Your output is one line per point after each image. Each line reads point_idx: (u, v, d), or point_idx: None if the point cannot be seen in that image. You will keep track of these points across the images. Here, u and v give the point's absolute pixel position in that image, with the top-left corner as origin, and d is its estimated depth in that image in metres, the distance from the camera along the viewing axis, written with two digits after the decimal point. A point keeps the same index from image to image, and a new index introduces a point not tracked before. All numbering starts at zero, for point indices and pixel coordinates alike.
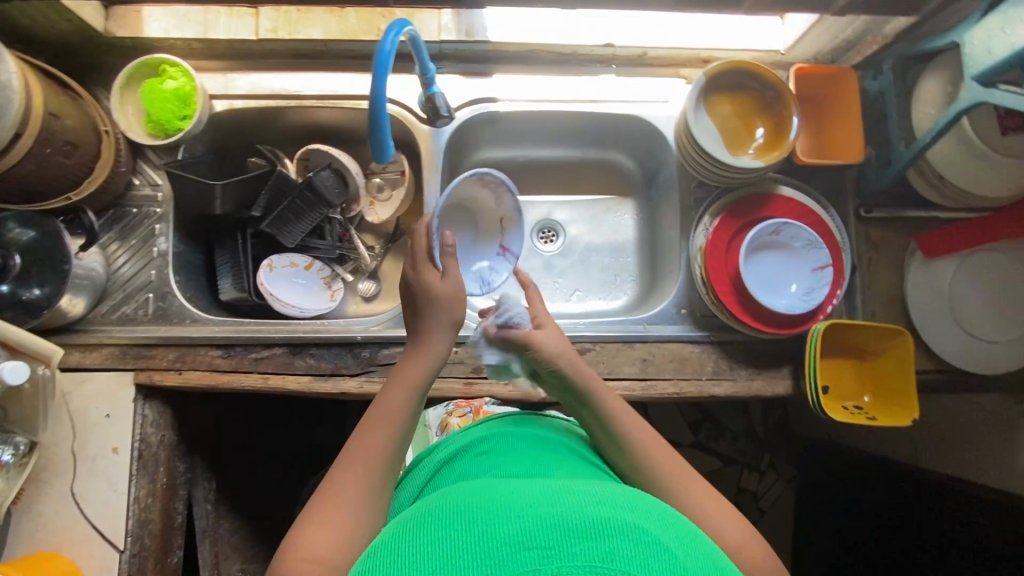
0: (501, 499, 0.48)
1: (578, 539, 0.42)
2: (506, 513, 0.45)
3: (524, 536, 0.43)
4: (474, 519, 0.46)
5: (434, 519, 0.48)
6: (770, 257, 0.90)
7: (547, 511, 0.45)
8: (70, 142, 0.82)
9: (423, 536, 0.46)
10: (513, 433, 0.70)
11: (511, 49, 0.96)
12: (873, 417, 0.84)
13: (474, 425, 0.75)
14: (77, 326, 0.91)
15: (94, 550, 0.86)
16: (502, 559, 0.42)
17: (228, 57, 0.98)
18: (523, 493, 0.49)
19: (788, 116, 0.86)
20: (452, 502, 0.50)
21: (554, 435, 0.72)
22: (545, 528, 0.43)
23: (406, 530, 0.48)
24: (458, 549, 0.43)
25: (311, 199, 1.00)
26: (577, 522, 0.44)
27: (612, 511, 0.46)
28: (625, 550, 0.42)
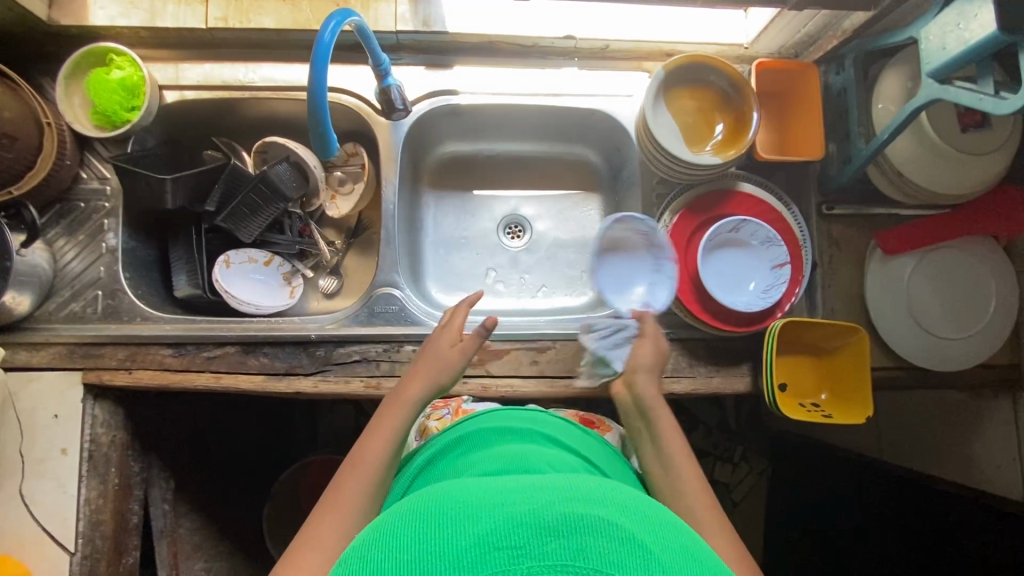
0: (471, 497, 0.47)
1: (549, 537, 0.41)
2: (477, 513, 0.44)
3: (493, 535, 0.42)
4: (447, 520, 0.44)
5: (407, 521, 0.46)
6: (729, 255, 0.90)
7: (520, 510, 0.44)
8: (7, 135, 0.79)
9: (390, 538, 0.44)
10: (492, 433, 0.72)
11: (470, 40, 0.94)
12: (829, 414, 0.84)
13: (452, 427, 0.77)
14: (23, 325, 0.89)
15: (46, 552, 0.85)
16: (473, 562, 0.40)
17: (178, 46, 0.95)
18: (494, 491, 0.48)
19: (747, 112, 0.85)
20: (423, 502, 0.48)
21: (531, 428, 0.74)
22: (515, 527, 0.42)
23: (374, 532, 0.46)
24: (426, 551, 0.42)
25: (266, 193, 0.97)
26: (547, 519, 0.42)
27: (585, 506, 0.44)
28: (599, 547, 0.40)
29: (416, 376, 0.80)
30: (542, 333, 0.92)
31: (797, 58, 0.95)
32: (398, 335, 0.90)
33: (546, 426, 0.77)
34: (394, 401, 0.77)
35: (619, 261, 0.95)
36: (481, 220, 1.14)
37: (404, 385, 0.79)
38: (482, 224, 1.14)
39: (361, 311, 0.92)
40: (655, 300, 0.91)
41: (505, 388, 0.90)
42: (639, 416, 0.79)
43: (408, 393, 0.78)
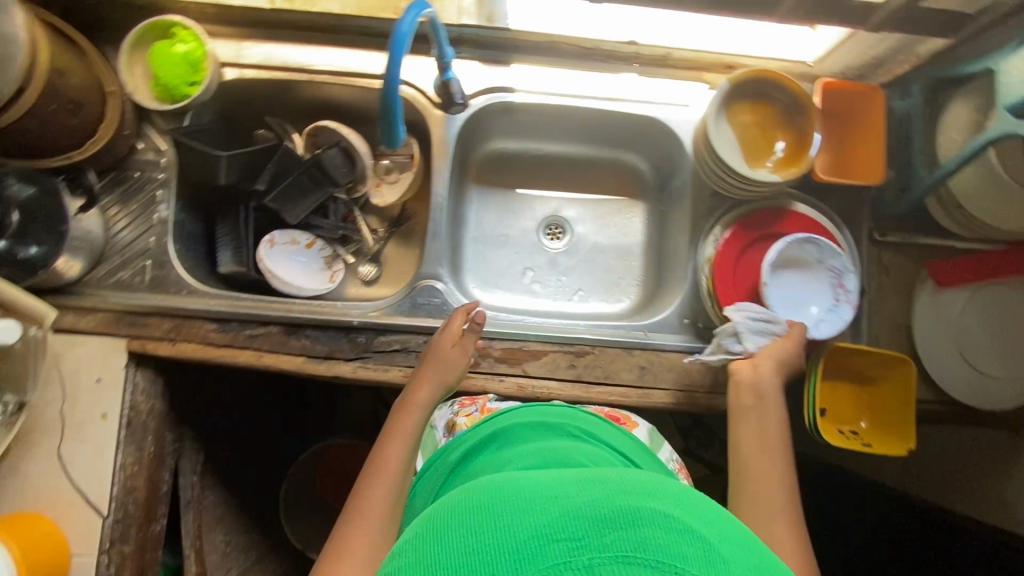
0: (521, 489, 0.46)
1: (607, 529, 0.40)
2: (530, 505, 0.43)
3: (549, 527, 0.41)
4: (498, 515, 0.44)
5: (455, 518, 0.45)
6: (804, 276, 0.86)
7: (571, 502, 0.43)
8: (73, 100, 0.79)
9: (444, 536, 0.44)
10: (527, 431, 0.72)
11: (531, 39, 0.94)
12: (868, 444, 0.83)
13: (483, 423, 0.78)
14: (72, 289, 0.90)
15: (79, 514, 0.87)
16: (531, 554, 0.39)
17: (241, 24, 0.95)
18: (543, 483, 0.47)
19: (810, 131, 0.84)
20: (470, 496, 0.48)
21: (562, 422, 0.75)
22: (569, 520, 0.41)
23: (426, 530, 0.46)
24: (482, 546, 0.41)
25: (318, 176, 0.98)
26: (603, 512, 0.41)
27: (641, 500, 0.44)
28: (657, 539, 0.40)
29: (423, 380, 0.82)
30: (581, 338, 0.92)
31: (862, 80, 0.93)
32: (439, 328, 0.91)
33: (583, 424, 0.77)
34: (405, 407, 0.81)
35: (792, 283, 0.86)
36: (522, 219, 1.13)
37: (412, 390, 0.82)
38: (523, 223, 1.13)
39: (404, 302, 0.93)
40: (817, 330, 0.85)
41: (541, 390, 0.89)
42: (750, 398, 0.80)
43: (419, 397, 0.81)
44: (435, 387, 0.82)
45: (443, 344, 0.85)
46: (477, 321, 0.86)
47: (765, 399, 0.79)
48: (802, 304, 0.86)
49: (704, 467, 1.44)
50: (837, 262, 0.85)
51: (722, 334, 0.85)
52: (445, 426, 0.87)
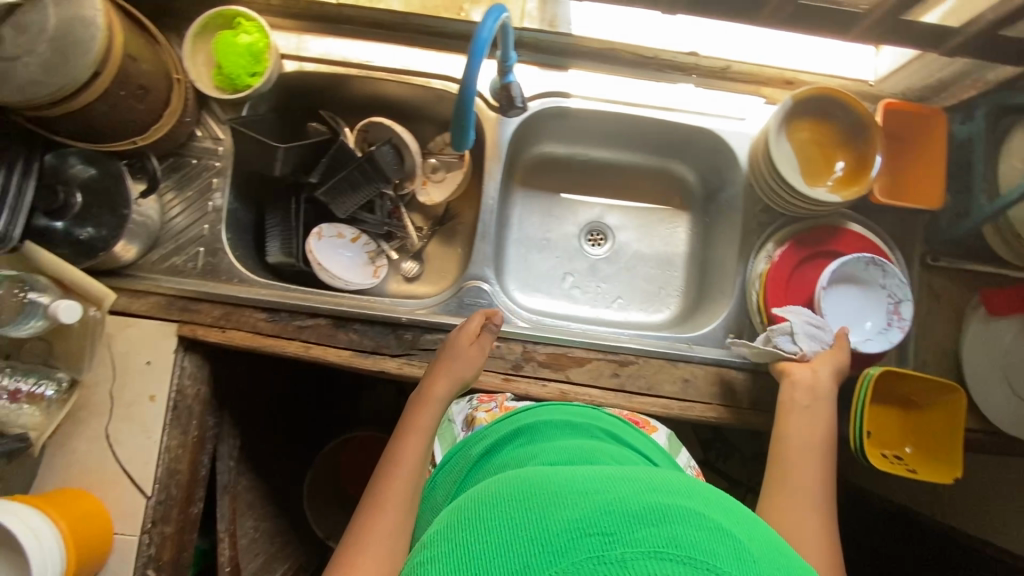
0: (552, 486, 0.47)
1: (640, 524, 0.40)
2: (562, 501, 0.44)
3: (581, 521, 0.41)
4: (529, 510, 0.44)
5: (487, 513, 0.46)
6: (858, 295, 0.86)
7: (602, 498, 0.43)
8: (142, 86, 0.80)
9: (477, 528, 0.44)
10: (553, 426, 0.71)
11: (591, 46, 0.94)
12: (914, 469, 0.83)
13: (505, 418, 0.76)
14: (126, 271, 0.91)
15: (122, 493, 0.87)
16: (564, 546, 0.40)
17: (303, 17, 0.96)
18: (572, 480, 0.48)
19: (871, 153, 0.83)
20: (500, 492, 0.48)
21: (582, 420, 0.74)
22: (600, 514, 0.41)
23: (458, 525, 0.46)
24: (513, 541, 0.42)
25: (369, 172, 0.99)
26: (634, 509, 0.42)
27: (673, 498, 0.44)
28: (689, 535, 0.40)
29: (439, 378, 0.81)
30: (625, 347, 0.92)
31: (922, 103, 0.93)
32: None
33: (607, 426, 0.76)
34: (419, 405, 0.79)
35: (849, 298, 0.87)
36: (565, 224, 1.13)
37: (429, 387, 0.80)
38: (566, 228, 1.13)
39: (452, 302, 0.94)
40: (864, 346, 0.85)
41: (583, 397, 0.89)
42: (806, 399, 0.78)
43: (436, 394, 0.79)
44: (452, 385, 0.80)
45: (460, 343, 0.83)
46: (495, 322, 0.86)
47: (818, 404, 0.78)
48: (854, 321, 0.86)
49: (724, 480, 1.44)
50: (894, 286, 0.84)
51: (774, 330, 0.83)
52: (463, 421, 0.85)
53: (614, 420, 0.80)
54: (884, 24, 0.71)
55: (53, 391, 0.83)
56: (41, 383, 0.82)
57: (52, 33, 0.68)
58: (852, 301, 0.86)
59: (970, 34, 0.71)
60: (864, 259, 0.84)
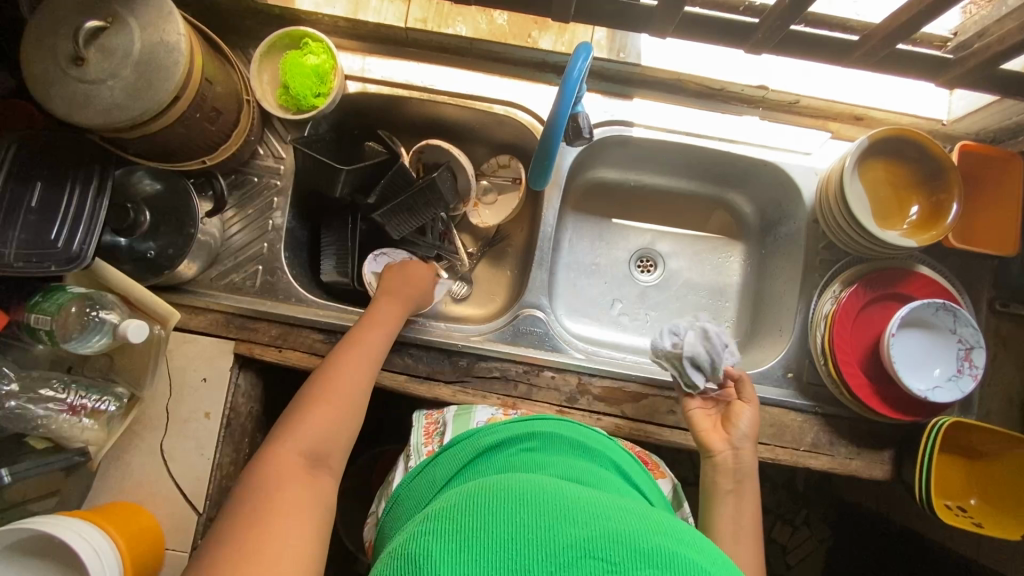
0: (570, 500, 0.49)
1: (645, 563, 0.43)
2: (575, 517, 0.47)
3: (590, 544, 0.44)
4: (539, 512, 0.47)
5: (498, 500, 0.49)
6: (925, 340, 0.84)
7: (615, 527, 0.46)
8: (216, 109, 0.80)
9: (489, 512, 0.47)
10: (566, 441, 0.70)
11: (657, 76, 0.93)
12: (980, 524, 0.80)
13: (515, 421, 0.74)
14: (185, 287, 0.92)
15: (175, 509, 0.87)
16: (565, 562, 0.43)
17: (369, 39, 0.96)
18: (586, 501, 0.50)
19: (948, 200, 0.82)
20: (515, 485, 0.51)
21: (602, 450, 0.73)
22: (610, 543, 0.44)
23: (469, 502, 0.50)
24: (518, 537, 0.45)
25: (429, 197, 0.97)
26: (644, 546, 0.44)
27: (682, 546, 0.46)
28: None
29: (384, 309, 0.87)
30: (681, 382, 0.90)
31: (997, 145, 0.90)
32: (542, 358, 0.90)
33: (620, 459, 0.74)
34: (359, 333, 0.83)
35: (919, 345, 0.84)
36: (615, 250, 1.12)
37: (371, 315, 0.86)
38: (615, 254, 1.12)
39: (507, 329, 0.93)
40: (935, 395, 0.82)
41: (639, 432, 0.88)
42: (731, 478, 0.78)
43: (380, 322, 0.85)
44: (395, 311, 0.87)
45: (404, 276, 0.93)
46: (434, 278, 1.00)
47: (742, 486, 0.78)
48: (923, 367, 0.84)
49: None
50: (967, 333, 0.82)
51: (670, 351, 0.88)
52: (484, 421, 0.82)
53: (634, 461, 0.78)
54: (977, 72, 0.70)
55: (115, 406, 0.84)
56: (104, 399, 0.83)
57: (136, 58, 0.68)
58: (922, 350, 0.84)
59: None
60: (933, 303, 0.82)
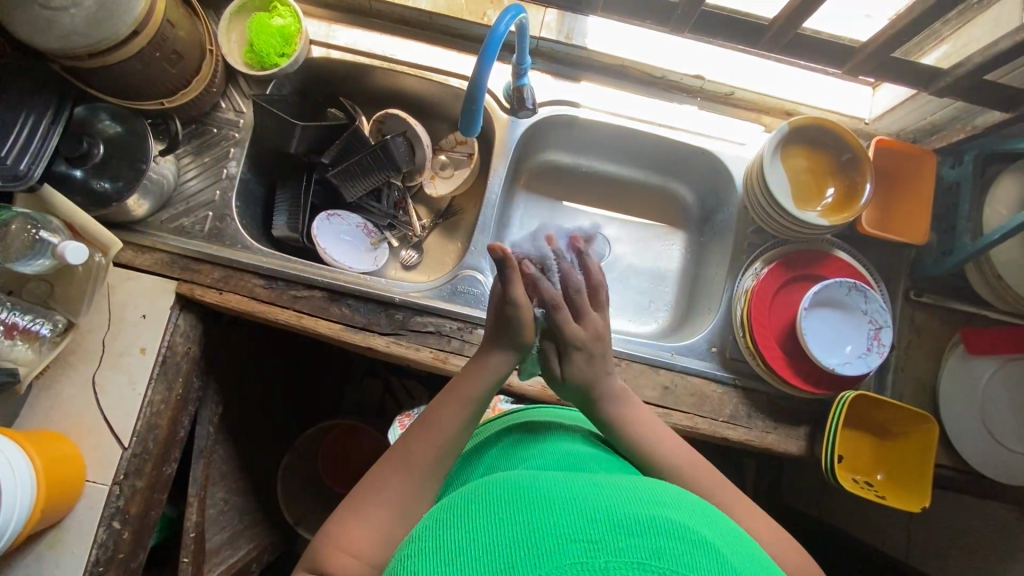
0: (549, 489, 0.47)
1: (625, 535, 0.40)
2: (546, 508, 0.44)
3: (569, 528, 0.41)
4: (514, 512, 0.44)
5: (475, 512, 0.46)
6: (837, 318, 0.88)
7: (592, 508, 0.44)
8: (176, 52, 0.85)
9: (463, 531, 0.44)
10: (544, 427, 0.70)
11: (603, 60, 0.99)
12: (883, 495, 0.83)
13: (500, 417, 0.77)
14: (136, 227, 0.94)
15: (99, 441, 0.87)
16: (546, 551, 0.40)
17: (335, 8, 1.02)
18: (560, 486, 0.48)
19: (861, 182, 0.87)
20: (487, 493, 0.49)
21: (578, 426, 0.74)
22: (588, 522, 0.42)
23: (444, 523, 0.47)
24: (500, 540, 0.42)
25: (381, 159, 1.01)
26: (620, 519, 0.42)
27: (658, 512, 0.44)
28: (673, 548, 0.40)
29: (443, 406, 0.68)
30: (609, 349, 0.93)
31: (915, 144, 0.97)
32: (473, 316, 0.93)
33: (597, 431, 0.76)
34: (417, 434, 0.66)
35: (832, 322, 0.88)
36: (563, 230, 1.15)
37: (432, 413, 0.67)
38: None
39: (445, 287, 0.97)
40: (845, 368, 0.86)
41: None
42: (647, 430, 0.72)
43: (442, 424, 0.66)
44: (464, 412, 0.68)
45: (480, 362, 0.72)
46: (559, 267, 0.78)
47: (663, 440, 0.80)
48: (836, 344, 0.88)
49: None
50: (876, 312, 0.87)
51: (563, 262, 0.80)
52: None
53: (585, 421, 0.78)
54: (874, 59, 0.76)
55: (48, 330, 0.85)
56: (38, 321, 0.84)
57: None
58: (839, 328, 0.88)
59: (957, 75, 0.73)
60: (839, 282, 0.87)
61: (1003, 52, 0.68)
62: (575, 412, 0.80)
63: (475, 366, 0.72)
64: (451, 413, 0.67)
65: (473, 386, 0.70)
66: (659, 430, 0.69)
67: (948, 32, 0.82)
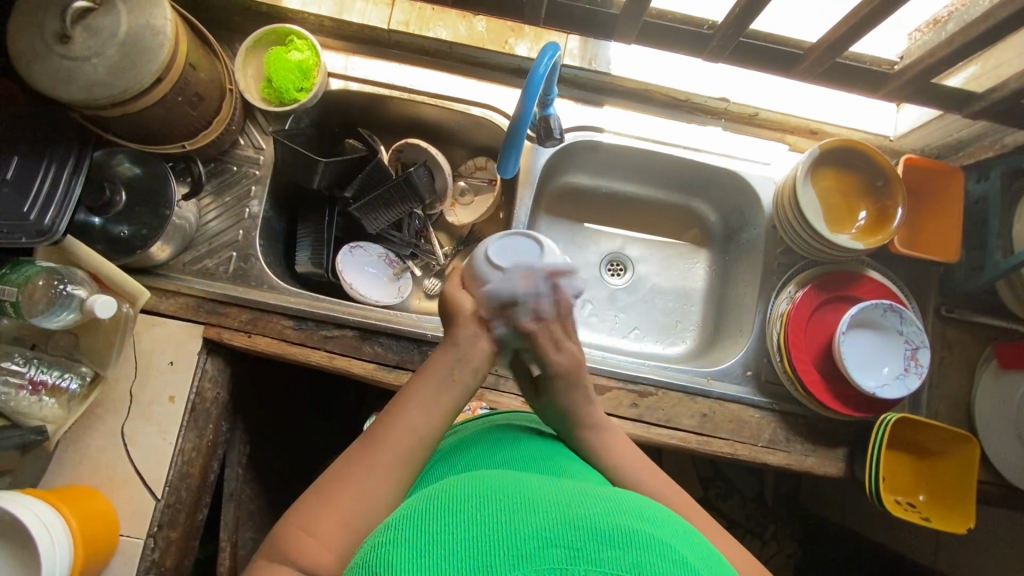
0: (529, 492, 0.46)
1: (604, 543, 0.39)
2: (531, 507, 0.43)
3: (549, 531, 0.40)
4: (494, 506, 0.43)
5: (453, 500, 0.45)
6: (869, 338, 0.88)
7: (574, 512, 0.42)
8: (198, 95, 0.83)
9: (438, 516, 0.42)
10: (527, 433, 0.68)
11: (627, 85, 0.99)
12: (928, 517, 0.83)
13: (476, 420, 0.73)
14: (158, 271, 0.92)
15: (131, 494, 0.85)
16: (522, 555, 0.38)
17: (353, 39, 1.01)
18: (543, 490, 0.46)
19: (893, 206, 0.88)
20: (470, 485, 0.47)
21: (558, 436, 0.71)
22: (569, 528, 0.40)
23: (422, 507, 0.45)
24: (478, 531, 0.40)
25: (405, 191, 1.00)
26: (604, 527, 0.40)
27: (643, 525, 0.42)
28: (653, 564, 0.38)
29: (417, 383, 0.66)
30: (645, 377, 0.92)
31: (941, 160, 0.97)
32: None
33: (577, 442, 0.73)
34: (394, 427, 0.61)
35: (869, 342, 0.88)
36: (587, 253, 1.14)
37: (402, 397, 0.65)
38: (587, 257, 1.14)
39: None
40: (885, 391, 0.85)
41: None
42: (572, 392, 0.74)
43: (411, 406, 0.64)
44: (431, 389, 0.66)
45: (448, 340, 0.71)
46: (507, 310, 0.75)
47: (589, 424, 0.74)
48: (872, 365, 0.88)
49: (722, 520, 1.46)
50: (912, 333, 0.87)
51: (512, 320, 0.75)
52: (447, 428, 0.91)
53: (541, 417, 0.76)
54: (912, 84, 0.76)
55: (76, 385, 0.83)
56: (65, 376, 0.81)
57: (121, 38, 0.71)
58: (875, 352, 0.88)
59: (992, 99, 0.73)
60: (880, 304, 0.86)
61: None
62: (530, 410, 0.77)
63: (446, 344, 0.70)
64: (419, 395, 0.65)
65: (441, 368, 0.67)
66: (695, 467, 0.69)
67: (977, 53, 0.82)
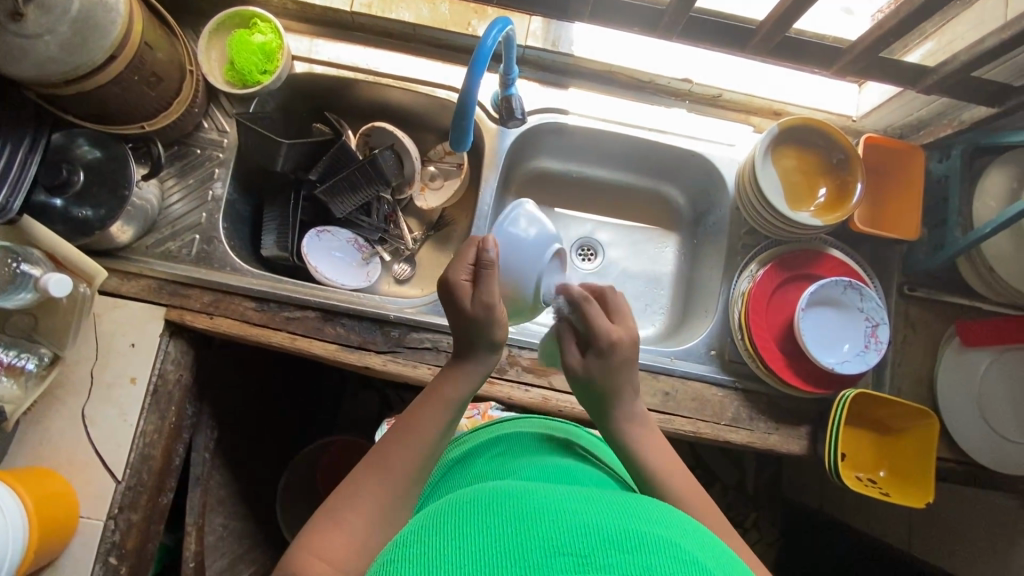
0: (535, 498, 0.45)
1: (613, 550, 0.38)
2: (538, 516, 0.42)
3: (557, 539, 0.39)
4: (500, 516, 0.42)
5: (459, 513, 0.44)
6: (827, 315, 0.89)
7: (580, 519, 0.41)
8: (155, 75, 0.83)
9: (442, 532, 0.41)
10: (533, 439, 0.66)
11: (590, 66, 1.00)
12: (886, 492, 0.83)
13: (483, 428, 0.72)
14: (120, 253, 0.92)
15: (92, 478, 0.85)
16: (531, 566, 0.37)
17: (317, 23, 1.01)
18: (550, 497, 0.45)
19: (852, 180, 0.88)
20: (474, 496, 0.46)
21: (568, 439, 0.69)
22: (577, 535, 0.39)
23: (428, 522, 0.44)
24: (484, 544, 0.39)
25: (370, 174, 1.00)
26: (613, 534, 0.39)
27: (650, 529, 0.41)
28: (664, 568, 0.37)
29: (423, 407, 0.63)
30: None
31: (903, 139, 0.97)
32: None
33: (585, 442, 0.71)
34: None
35: (829, 318, 0.89)
36: None
37: (411, 417, 0.62)
38: None
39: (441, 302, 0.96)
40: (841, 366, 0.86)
41: (565, 403, 0.90)
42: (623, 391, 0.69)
43: (421, 430, 0.61)
44: (444, 415, 0.62)
45: (465, 365, 0.66)
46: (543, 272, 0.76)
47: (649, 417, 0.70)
48: (833, 342, 0.89)
49: None
50: (872, 309, 0.87)
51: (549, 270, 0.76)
52: None
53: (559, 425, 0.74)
54: (864, 59, 0.76)
55: (34, 365, 0.82)
56: (22, 356, 0.81)
57: (74, 15, 0.70)
58: (836, 330, 0.89)
59: (945, 72, 0.74)
60: (839, 279, 0.87)
61: (990, 49, 0.69)
62: (551, 425, 0.73)
63: (456, 369, 0.66)
64: (431, 420, 0.62)
65: (446, 398, 0.63)
66: (643, 446, 0.67)
67: (932, 30, 0.82)
